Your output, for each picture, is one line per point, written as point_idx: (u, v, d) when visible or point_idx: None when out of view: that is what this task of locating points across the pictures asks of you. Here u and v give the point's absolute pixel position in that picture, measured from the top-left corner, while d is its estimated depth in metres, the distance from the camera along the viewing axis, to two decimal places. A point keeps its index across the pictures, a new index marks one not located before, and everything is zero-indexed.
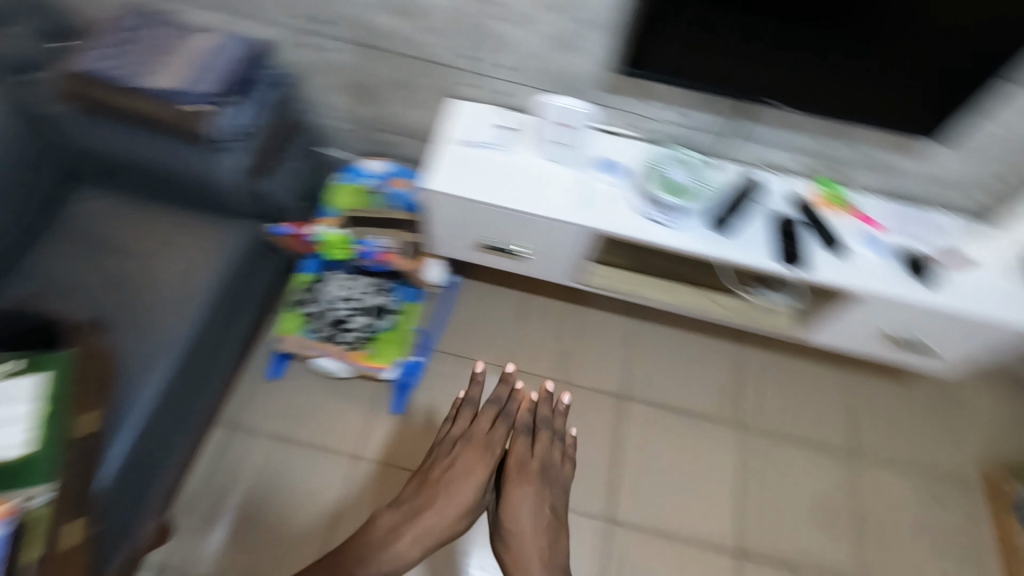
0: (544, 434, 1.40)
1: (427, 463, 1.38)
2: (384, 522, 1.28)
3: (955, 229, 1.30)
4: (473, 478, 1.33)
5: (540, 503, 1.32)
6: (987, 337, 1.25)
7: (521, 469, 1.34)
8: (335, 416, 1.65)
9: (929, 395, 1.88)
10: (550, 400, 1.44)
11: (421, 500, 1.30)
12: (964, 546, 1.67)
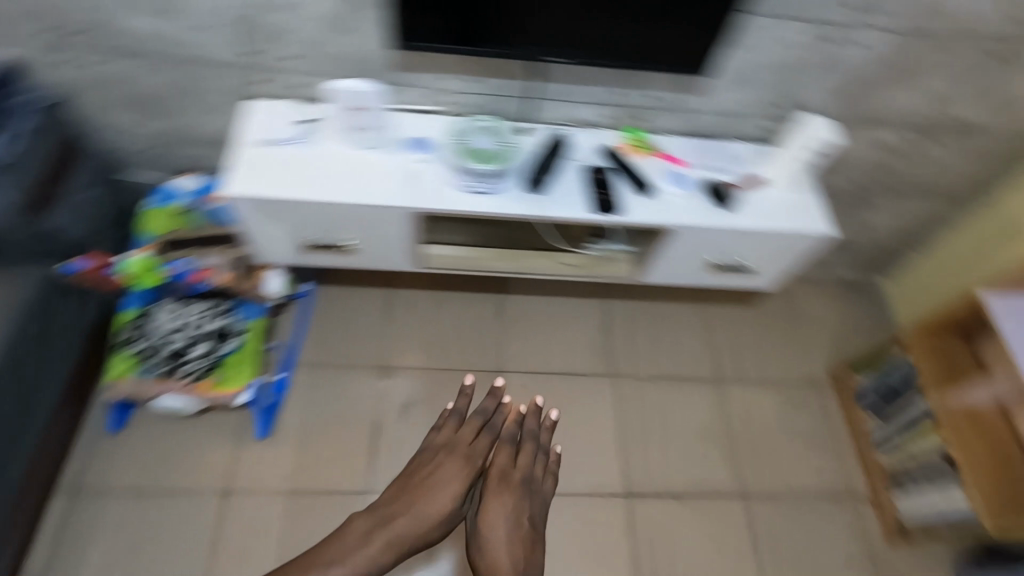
0: (527, 447, 1.46)
1: (409, 470, 1.42)
2: (364, 525, 1.31)
3: (748, 155, 1.43)
4: (453, 486, 1.37)
5: (516, 511, 1.36)
6: (787, 243, 1.39)
7: (504, 477, 1.40)
8: (197, 459, 1.53)
9: (774, 314, 2.08)
10: (538, 415, 1.51)
11: (400, 504, 1.34)
12: (821, 439, 1.86)
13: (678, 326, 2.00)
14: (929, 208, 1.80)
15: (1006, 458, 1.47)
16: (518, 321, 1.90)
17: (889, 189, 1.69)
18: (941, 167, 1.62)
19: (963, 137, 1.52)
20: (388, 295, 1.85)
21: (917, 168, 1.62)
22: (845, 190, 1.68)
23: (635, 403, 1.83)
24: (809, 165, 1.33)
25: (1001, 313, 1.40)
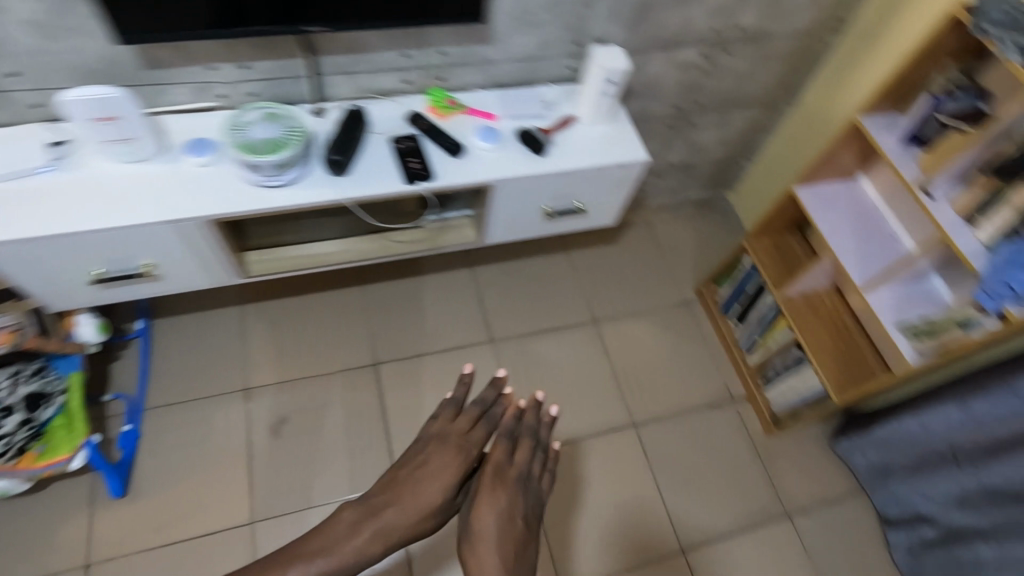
0: (526, 443, 1.17)
1: (400, 462, 1.17)
2: (348, 518, 1.10)
3: (555, 97, 1.43)
4: (441, 482, 1.12)
5: (506, 511, 1.09)
6: (611, 180, 1.43)
7: (500, 473, 1.13)
8: (51, 529, 1.42)
9: (639, 247, 2.17)
10: (539, 409, 1.21)
11: (384, 500, 1.11)
12: (698, 353, 1.96)
13: (552, 278, 2.03)
14: (749, 118, 1.91)
15: (845, 330, 1.62)
16: (391, 308, 1.85)
17: (702, 106, 1.77)
18: (742, 77, 1.71)
19: (752, 44, 1.60)
20: (242, 314, 1.75)
21: (720, 82, 1.70)
22: (663, 116, 1.75)
23: (521, 361, 1.85)
24: (607, 96, 1.34)
25: (808, 202, 1.51)
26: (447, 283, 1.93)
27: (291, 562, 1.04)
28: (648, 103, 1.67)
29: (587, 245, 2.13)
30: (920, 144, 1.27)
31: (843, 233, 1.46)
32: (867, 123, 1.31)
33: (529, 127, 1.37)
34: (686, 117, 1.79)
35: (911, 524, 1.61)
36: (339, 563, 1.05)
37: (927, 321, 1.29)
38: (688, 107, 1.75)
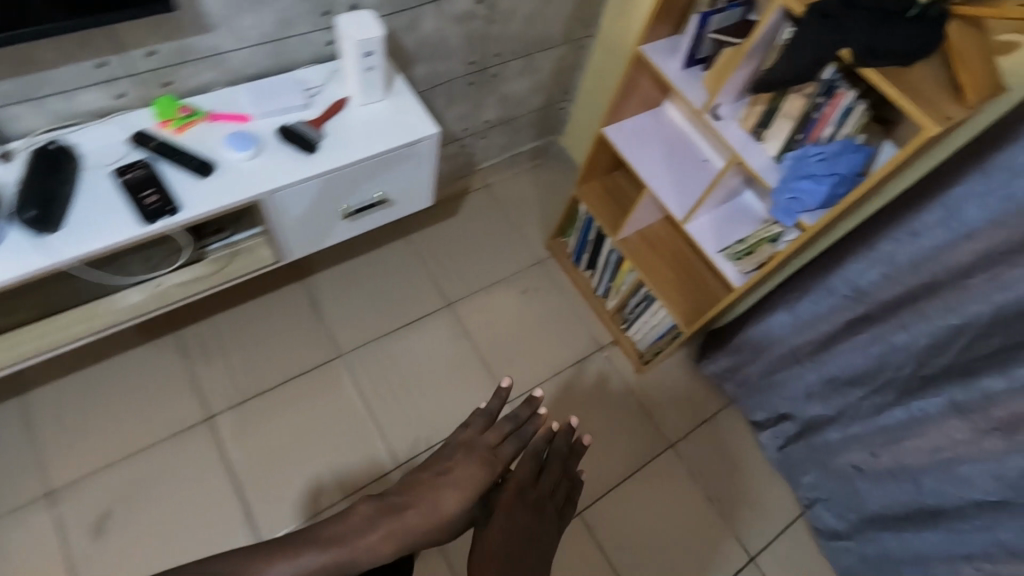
0: (555, 467, 1.01)
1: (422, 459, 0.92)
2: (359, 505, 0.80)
3: (317, 81, 1.24)
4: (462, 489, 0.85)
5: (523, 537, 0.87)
6: (404, 162, 1.28)
7: (525, 492, 0.93)
8: None
9: (483, 214, 2.07)
10: (568, 437, 1.06)
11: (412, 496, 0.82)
12: (561, 310, 1.92)
13: (399, 268, 1.88)
14: (556, 60, 1.81)
15: (682, 258, 1.60)
16: (218, 350, 1.63)
17: (500, 56, 1.65)
18: (532, 19, 1.59)
19: None
20: (27, 404, 1.47)
21: (510, 28, 1.58)
22: (460, 75, 1.61)
23: (380, 366, 1.71)
24: (371, 70, 1.17)
25: (619, 139, 1.46)
26: (281, 304, 1.73)
27: (300, 547, 0.72)
28: (437, 65, 1.52)
29: (430, 224, 2.00)
30: (698, 66, 1.23)
31: (658, 165, 1.43)
32: (649, 51, 1.25)
33: (290, 123, 1.17)
34: (485, 71, 1.67)
35: (775, 424, 1.70)
36: (343, 560, 0.73)
37: (742, 240, 1.28)
38: (484, 60, 1.62)
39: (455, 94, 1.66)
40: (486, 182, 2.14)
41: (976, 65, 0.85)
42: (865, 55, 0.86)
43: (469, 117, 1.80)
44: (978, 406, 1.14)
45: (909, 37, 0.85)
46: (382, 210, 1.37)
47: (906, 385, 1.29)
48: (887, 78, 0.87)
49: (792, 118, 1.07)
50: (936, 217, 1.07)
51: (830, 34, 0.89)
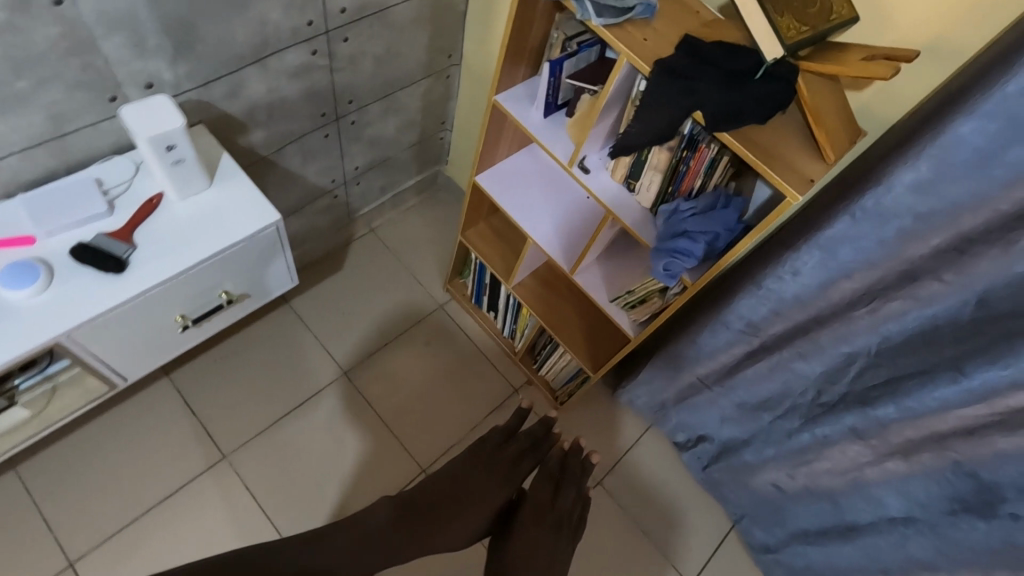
0: (569, 487, 1.35)
1: (465, 478, 1.31)
2: (407, 516, 1.20)
3: (120, 178, 1.04)
4: (490, 499, 1.28)
5: (540, 538, 1.23)
6: (244, 258, 1.11)
7: (539, 513, 1.28)
8: None
9: (373, 265, 1.91)
10: (580, 458, 1.42)
11: (445, 506, 1.24)
12: (469, 358, 1.81)
13: (285, 344, 1.71)
14: (422, 95, 1.67)
15: (581, 299, 1.52)
16: (78, 480, 1.43)
17: (355, 102, 1.48)
18: (382, 59, 1.43)
19: (371, 22, 1.32)
20: None
21: (358, 72, 1.41)
22: (310, 130, 1.43)
23: (276, 458, 1.55)
24: (182, 162, 0.99)
25: (494, 189, 1.33)
26: (152, 411, 1.54)
27: (328, 546, 1.09)
28: (278, 125, 1.33)
29: (315, 285, 1.83)
30: (557, 113, 1.13)
31: (539, 213, 1.31)
32: (505, 101, 1.13)
33: (88, 241, 0.98)
34: (341, 120, 1.50)
35: (696, 444, 1.68)
36: (371, 549, 1.12)
37: (631, 290, 1.20)
38: (335, 109, 1.45)
39: (311, 148, 1.49)
40: (371, 228, 1.97)
41: (831, 118, 0.79)
42: (717, 117, 0.79)
43: (335, 168, 1.63)
44: (877, 431, 1.13)
45: (759, 96, 0.78)
46: (232, 308, 1.20)
47: (809, 410, 1.27)
48: (745, 142, 0.80)
49: (660, 171, 0.99)
50: (812, 256, 1.03)
51: (678, 94, 0.81)
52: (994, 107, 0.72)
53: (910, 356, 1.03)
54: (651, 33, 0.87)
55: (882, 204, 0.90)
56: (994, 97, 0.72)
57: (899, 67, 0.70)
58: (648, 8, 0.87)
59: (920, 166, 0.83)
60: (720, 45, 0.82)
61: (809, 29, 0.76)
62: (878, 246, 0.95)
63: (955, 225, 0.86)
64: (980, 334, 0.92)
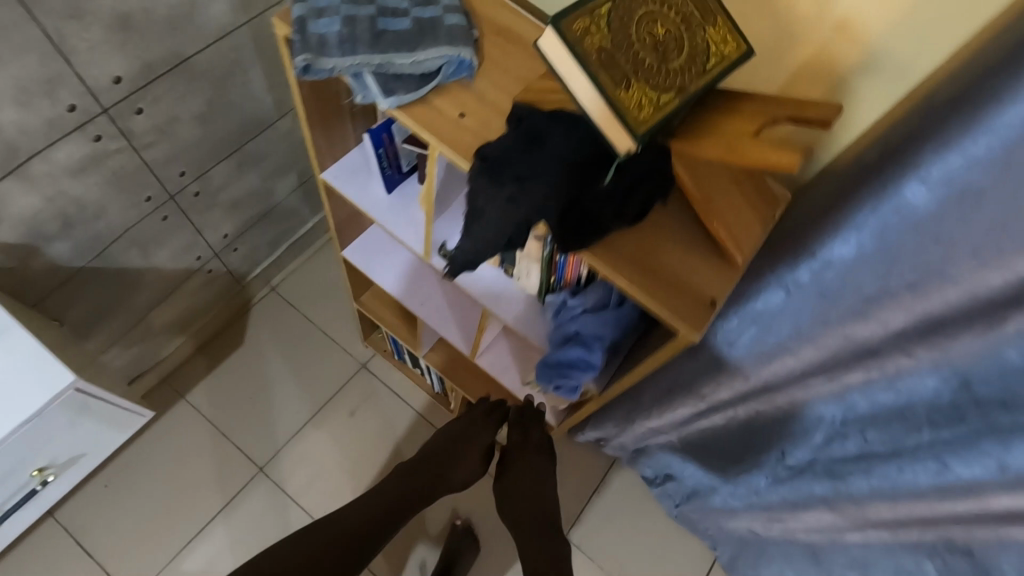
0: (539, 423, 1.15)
1: (442, 439, 1.10)
2: (393, 497, 1.00)
3: None
4: (474, 458, 1.08)
5: (536, 476, 1.07)
6: (49, 430, 0.89)
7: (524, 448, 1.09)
8: None
9: (279, 330, 1.66)
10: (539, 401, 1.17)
11: (437, 470, 1.05)
12: (401, 425, 1.57)
13: (186, 448, 1.49)
14: (284, 137, 1.38)
15: None
16: None
17: (189, 174, 1.20)
18: (206, 118, 1.14)
19: (170, 83, 1.03)
20: None
21: (178, 141, 1.13)
22: (136, 219, 1.16)
23: None
24: None
25: (367, 264, 1.06)
26: (40, 559, 1.35)
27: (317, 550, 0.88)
28: (85, 230, 1.08)
29: (215, 367, 1.59)
30: (406, 185, 0.87)
31: (426, 284, 1.05)
32: (337, 177, 0.87)
33: None
34: (180, 196, 1.22)
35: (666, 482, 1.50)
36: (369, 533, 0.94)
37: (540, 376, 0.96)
38: (165, 187, 1.17)
39: (156, 233, 1.24)
40: (272, 285, 1.70)
41: (730, 205, 0.55)
42: (565, 224, 0.55)
43: (195, 244, 1.36)
44: (848, 507, 0.95)
45: (616, 191, 0.55)
46: (62, 473, 0.99)
47: (774, 472, 1.08)
48: (613, 258, 0.56)
49: (535, 260, 0.76)
50: (741, 326, 0.83)
51: (506, 204, 0.56)
52: (945, 167, 0.51)
53: (876, 427, 0.84)
54: (470, 105, 0.61)
55: (815, 275, 0.69)
56: (943, 155, 0.51)
57: (809, 149, 0.47)
58: (467, 67, 0.61)
59: (855, 236, 0.62)
60: (558, 118, 0.56)
61: (673, 93, 0.49)
62: (817, 322, 0.74)
63: (906, 304, 0.63)
64: (963, 418, 0.71)
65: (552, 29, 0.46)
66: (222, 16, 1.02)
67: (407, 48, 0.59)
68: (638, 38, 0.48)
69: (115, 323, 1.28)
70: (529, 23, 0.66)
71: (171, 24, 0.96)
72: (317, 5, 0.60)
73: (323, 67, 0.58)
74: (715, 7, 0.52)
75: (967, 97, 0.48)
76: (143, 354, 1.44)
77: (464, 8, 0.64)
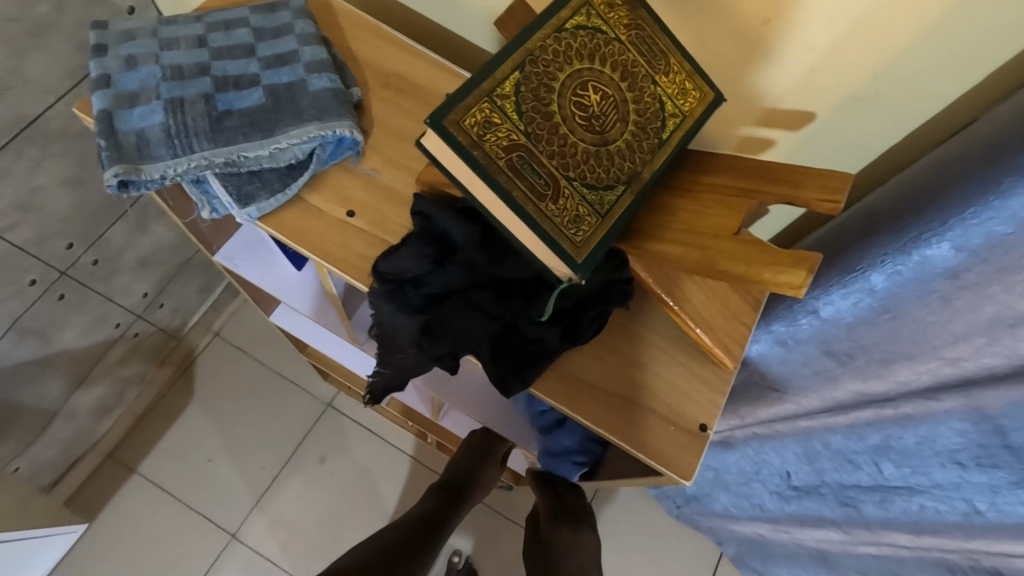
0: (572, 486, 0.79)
1: (456, 462, 0.85)
2: (399, 535, 0.74)
3: None
4: (479, 492, 0.85)
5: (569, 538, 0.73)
6: None
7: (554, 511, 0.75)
8: None
9: (230, 386, 1.24)
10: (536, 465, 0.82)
11: (443, 510, 0.80)
12: (381, 476, 1.20)
13: (132, 559, 1.12)
14: None
15: None
16: None
17: (78, 244, 0.87)
18: (82, 178, 0.82)
19: (17, 152, 0.72)
20: None
21: (55, 215, 0.82)
22: (16, 313, 0.85)
23: None
24: None
25: (301, 330, 0.80)
26: None
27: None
28: None
29: (158, 444, 1.19)
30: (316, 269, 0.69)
31: None
32: (233, 258, 0.67)
33: None
34: (73, 270, 0.89)
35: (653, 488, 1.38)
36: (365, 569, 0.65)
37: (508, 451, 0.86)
38: (49, 264, 0.86)
39: (52, 322, 0.91)
40: (215, 330, 1.27)
41: (711, 303, 0.44)
42: (500, 357, 0.41)
43: (105, 316, 1.00)
44: (863, 536, 0.80)
45: (561, 311, 0.41)
46: None
47: (777, 490, 0.90)
48: (575, 395, 0.43)
49: None
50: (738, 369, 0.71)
51: (418, 340, 0.42)
52: (978, 227, 0.40)
53: (893, 462, 0.66)
54: (358, 198, 0.46)
55: (815, 330, 0.58)
56: (971, 212, 0.40)
57: (815, 257, 0.33)
58: (349, 144, 0.46)
59: (857, 294, 0.51)
60: (472, 215, 0.42)
61: (621, 186, 0.35)
62: (819, 376, 0.63)
63: (924, 365, 0.52)
64: (1000, 465, 0.55)
65: (434, 129, 0.32)
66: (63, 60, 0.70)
67: (260, 134, 0.44)
68: (563, 115, 0.34)
69: (29, 423, 0.98)
70: (423, 59, 0.51)
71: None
72: (127, 88, 0.44)
73: (148, 178, 0.43)
74: (665, 43, 0.38)
75: (1008, 148, 0.37)
76: (74, 444, 1.10)
77: (337, 59, 0.49)
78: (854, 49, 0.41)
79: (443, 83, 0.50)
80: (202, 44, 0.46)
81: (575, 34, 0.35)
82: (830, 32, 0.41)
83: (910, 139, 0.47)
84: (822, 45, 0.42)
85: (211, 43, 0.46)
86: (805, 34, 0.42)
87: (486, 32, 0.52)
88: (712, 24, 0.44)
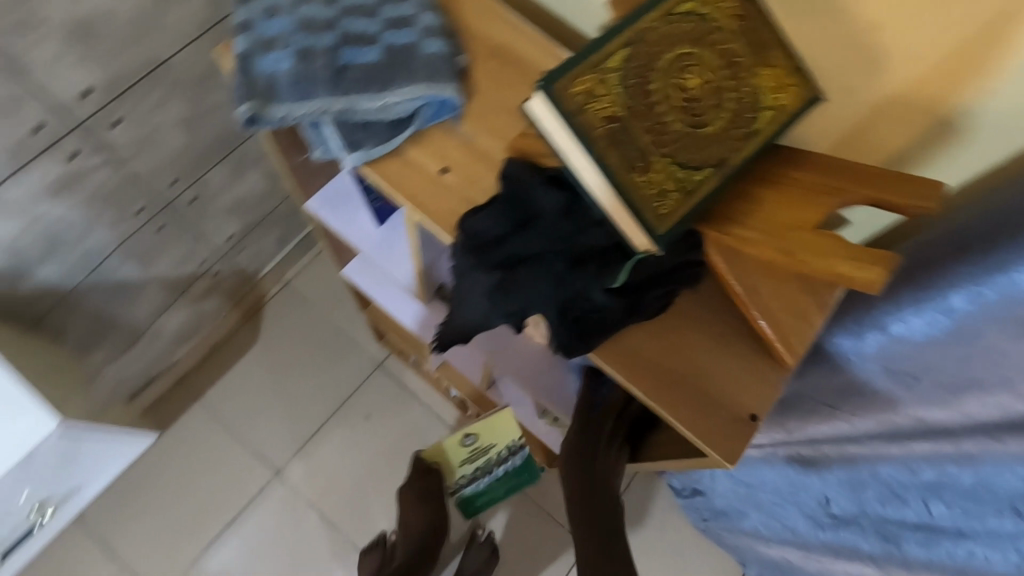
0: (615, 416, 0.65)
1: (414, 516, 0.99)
2: None
3: None
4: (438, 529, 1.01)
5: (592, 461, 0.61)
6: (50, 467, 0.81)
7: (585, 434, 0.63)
8: None
9: (292, 334, 1.32)
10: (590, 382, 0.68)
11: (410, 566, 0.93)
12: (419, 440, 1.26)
13: (188, 477, 1.22)
14: None
15: None
16: None
17: (182, 181, 0.95)
18: (195, 121, 0.89)
19: (146, 89, 0.80)
20: None
21: (166, 150, 0.90)
22: (121, 237, 0.94)
23: None
24: None
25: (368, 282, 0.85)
26: None
27: None
28: (70, 251, 0.88)
29: (223, 377, 1.29)
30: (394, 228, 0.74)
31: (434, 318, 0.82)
32: (324, 207, 0.73)
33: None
34: (173, 205, 0.97)
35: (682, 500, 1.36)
36: None
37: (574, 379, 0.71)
38: (156, 195, 0.94)
39: (150, 249, 1.00)
40: (286, 280, 1.35)
41: (779, 296, 0.44)
42: (566, 320, 0.43)
43: (195, 251, 1.09)
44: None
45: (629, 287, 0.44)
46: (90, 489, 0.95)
47: (812, 514, 0.86)
48: (634, 368, 0.45)
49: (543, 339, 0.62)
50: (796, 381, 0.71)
51: (490, 296, 0.44)
52: None
53: (946, 502, 0.59)
54: (450, 160, 0.50)
55: (881, 346, 0.61)
56: None
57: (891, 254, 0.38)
58: (450, 108, 0.50)
59: (935, 314, 0.52)
60: (557, 183, 0.44)
61: (709, 169, 0.37)
62: (879, 398, 0.62)
63: (995, 399, 0.48)
64: None
65: (543, 95, 0.34)
66: (195, 10, 0.77)
67: (373, 89, 0.48)
68: (664, 94, 0.36)
69: (117, 338, 1.08)
70: (527, 37, 0.53)
71: (136, 26, 0.73)
72: (266, 37, 0.49)
73: (272, 118, 0.48)
74: (770, 37, 0.39)
75: None
76: (152, 365, 1.20)
77: (447, 28, 0.52)
78: (969, 62, 0.41)
79: (542, 61, 0.53)
80: (332, 3, 0.50)
81: (685, 18, 0.36)
82: (942, 44, 0.41)
83: (1015, 163, 0.45)
84: (933, 56, 0.42)
85: (341, 3, 0.51)
86: (916, 44, 0.42)
87: (592, 15, 0.54)
88: (818, 21, 0.44)
